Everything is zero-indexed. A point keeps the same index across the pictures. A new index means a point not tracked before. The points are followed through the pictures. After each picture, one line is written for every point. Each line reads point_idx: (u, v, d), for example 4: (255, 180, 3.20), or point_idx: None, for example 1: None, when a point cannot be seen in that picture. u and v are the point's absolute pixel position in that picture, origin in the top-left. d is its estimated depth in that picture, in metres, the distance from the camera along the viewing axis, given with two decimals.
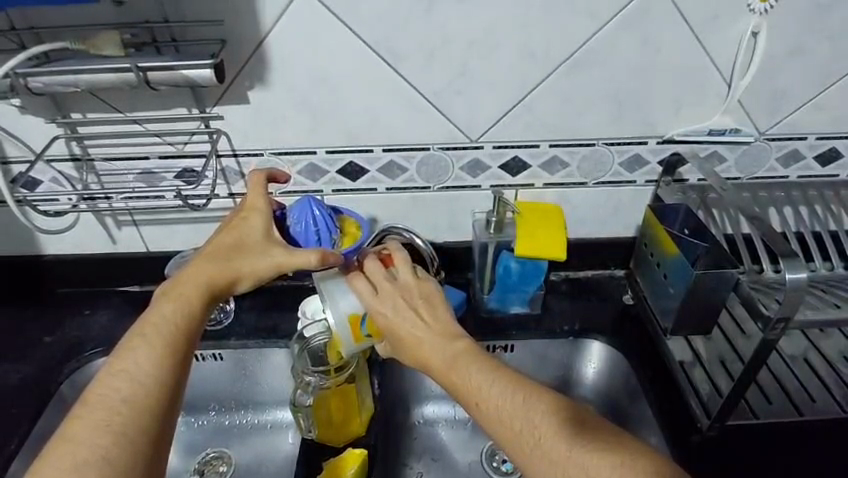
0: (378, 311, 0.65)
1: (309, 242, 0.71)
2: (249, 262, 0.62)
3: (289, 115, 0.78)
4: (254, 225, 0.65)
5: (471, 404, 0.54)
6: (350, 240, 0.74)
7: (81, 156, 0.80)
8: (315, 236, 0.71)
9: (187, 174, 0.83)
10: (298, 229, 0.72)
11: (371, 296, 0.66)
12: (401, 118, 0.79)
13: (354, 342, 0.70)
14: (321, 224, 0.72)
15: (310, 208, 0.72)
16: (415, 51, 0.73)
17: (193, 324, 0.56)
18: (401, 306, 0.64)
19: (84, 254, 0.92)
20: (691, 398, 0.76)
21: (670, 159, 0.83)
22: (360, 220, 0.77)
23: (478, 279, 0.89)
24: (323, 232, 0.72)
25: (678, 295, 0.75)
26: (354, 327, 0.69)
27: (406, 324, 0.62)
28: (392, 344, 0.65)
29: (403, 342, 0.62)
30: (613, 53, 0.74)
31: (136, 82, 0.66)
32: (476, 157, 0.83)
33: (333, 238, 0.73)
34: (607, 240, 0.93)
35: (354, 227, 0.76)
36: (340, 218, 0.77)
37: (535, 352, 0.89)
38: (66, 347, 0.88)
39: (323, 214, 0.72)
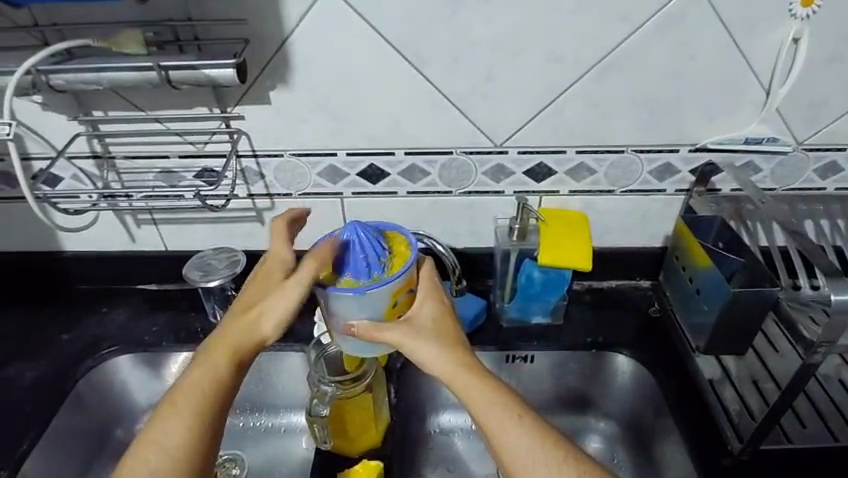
0: (424, 299, 0.59)
1: (358, 274, 0.56)
2: (269, 315, 0.56)
3: (310, 116, 0.77)
4: (276, 277, 0.59)
5: (511, 417, 0.51)
6: (402, 263, 0.58)
7: (102, 154, 0.80)
8: (362, 265, 0.56)
9: (207, 173, 0.82)
10: (344, 258, 0.57)
11: (425, 280, 0.61)
12: (424, 121, 0.77)
13: (379, 298, 0.56)
14: (368, 249, 0.57)
15: (355, 234, 0.57)
16: (439, 52, 0.71)
17: (223, 386, 0.53)
18: (444, 309, 0.59)
19: (103, 251, 0.92)
20: (722, 420, 0.73)
21: (704, 167, 0.80)
22: (410, 237, 0.61)
23: (498, 288, 0.87)
24: (371, 257, 0.57)
25: (713, 310, 0.71)
26: (397, 289, 0.57)
27: (445, 324, 0.58)
28: (418, 332, 0.56)
29: (439, 336, 0.56)
30: (647, 58, 0.71)
31: (159, 81, 0.65)
32: (500, 162, 0.81)
33: (381, 262, 0.57)
34: (634, 249, 0.89)
35: (405, 244, 0.60)
36: (387, 236, 0.61)
37: (555, 363, 0.86)
38: (83, 344, 0.88)
39: (368, 236, 0.57)
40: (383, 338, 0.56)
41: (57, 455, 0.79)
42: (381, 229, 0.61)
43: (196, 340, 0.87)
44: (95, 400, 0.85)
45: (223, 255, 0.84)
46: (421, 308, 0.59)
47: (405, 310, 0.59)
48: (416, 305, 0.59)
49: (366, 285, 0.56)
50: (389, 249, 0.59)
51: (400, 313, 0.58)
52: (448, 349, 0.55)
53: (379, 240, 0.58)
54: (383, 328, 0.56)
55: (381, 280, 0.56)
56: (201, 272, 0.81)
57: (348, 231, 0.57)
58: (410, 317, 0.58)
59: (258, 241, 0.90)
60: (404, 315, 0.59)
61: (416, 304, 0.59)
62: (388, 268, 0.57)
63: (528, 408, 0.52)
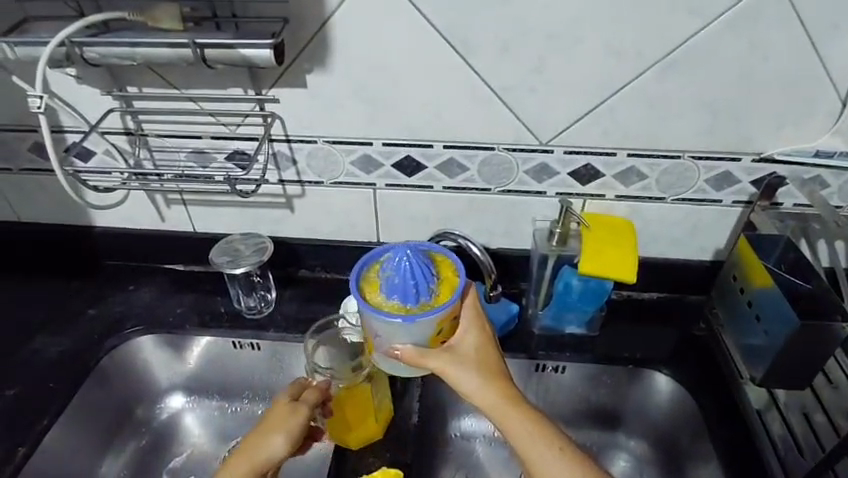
0: (467, 325, 0.58)
1: (406, 300, 0.54)
2: (275, 440, 0.60)
3: (347, 103, 0.73)
4: (279, 422, 0.61)
5: (551, 452, 0.52)
6: (450, 290, 0.56)
7: (135, 131, 0.79)
8: (411, 291, 0.54)
9: (239, 156, 0.80)
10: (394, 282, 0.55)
11: (469, 305, 0.59)
12: (466, 113, 0.72)
13: (426, 325, 0.54)
14: (418, 275, 0.55)
15: (406, 259, 0.55)
16: (488, 40, 0.66)
17: None
18: (486, 336, 0.58)
19: (132, 228, 0.91)
20: (767, 450, 0.69)
21: (770, 178, 0.74)
22: (458, 261, 0.59)
23: (533, 293, 0.83)
24: (420, 284, 0.55)
25: (775, 339, 0.67)
26: (444, 318, 0.55)
27: (487, 352, 0.57)
28: (462, 362, 0.55)
29: (483, 367, 0.56)
30: (715, 57, 0.65)
31: (193, 59, 0.63)
32: (544, 161, 0.76)
33: (429, 289, 0.55)
34: (680, 262, 0.84)
35: (452, 270, 0.58)
36: (436, 259, 0.59)
37: (587, 377, 0.82)
38: (108, 321, 0.87)
39: (418, 262, 0.55)
40: (427, 365, 0.55)
41: (75, 434, 0.80)
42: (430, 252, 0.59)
43: (219, 326, 0.86)
44: (115, 379, 0.86)
45: (245, 244, 0.83)
46: (464, 335, 0.57)
47: (447, 337, 0.57)
48: (459, 331, 0.58)
49: (414, 312, 0.54)
50: (438, 275, 0.57)
51: (444, 340, 0.57)
52: (492, 382, 0.55)
53: (428, 266, 0.56)
54: (428, 355, 0.55)
55: (429, 308, 0.54)
56: (229, 259, 0.80)
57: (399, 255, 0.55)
58: (453, 343, 0.57)
59: (286, 228, 0.88)
60: (447, 341, 0.57)
61: (459, 330, 0.58)
62: (437, 295, 0.55)
63: (566, 441, 0.53)
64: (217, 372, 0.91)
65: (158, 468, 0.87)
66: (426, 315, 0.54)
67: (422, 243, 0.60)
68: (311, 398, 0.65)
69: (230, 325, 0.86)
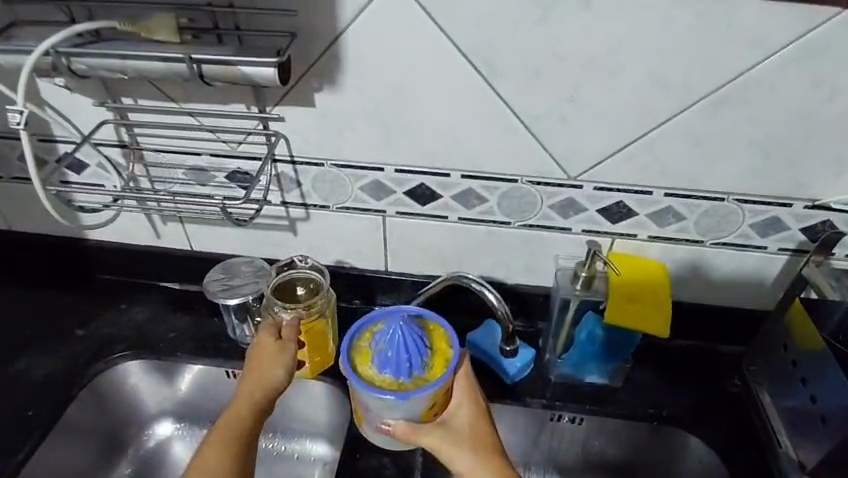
0: (461, 399, 0.58)
1: (399, 374, 0.56)
2: (269, 370, 0.63)
3: (359, 125, 0.67)
4: (268, 353, 0.65)
5: None
6: (444, 363, 0.58)
7: (129, 144, 0.73)
8: (404, 366, 0.56)
9: (239, 176, 0.74)
10: (388, 356, 0.57)
11: (462, 377, 0.59)
12: (489, 142, 0.66)
13: (419, 400, 0.56)
14: (411, 349, 0.57)
15: (400, 334, 0.57)
16: (517, 65, 0.60)
17: (246, 447, 0.59)
18: (478, 409, 0.57)
19: (125, 243, 0.86)
20: None
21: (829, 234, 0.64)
22: (450, 330, 0.61)
23: (550, 336, 0.75)
24: (413, 358, 0.57)
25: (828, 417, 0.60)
26: (438, 391, 0.56)
27: (479, 426, 0.56)
28: (456, 438, 0.55)
29: (477, 443, 0.55)
30: (773, 93, 0.58)
31: (189, 75, 0.57)
32: (572, 196, 0.69)
33: (422, 362, 0.57)
34: (716, 311, 0.76)
35: (445, 340, 0.60)
36: (429, 328, 0.61)
37: (606, 432, 0.75)
38: (96, 342, 0.82)
39: (411, 335, 0.57)
40: (421, 442, 0.56)
41: (54, 466, 0.75)
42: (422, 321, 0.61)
43: (212, 353, 0.81)
44: (100, 406, 0.81)
45: (246, 267, 0.78)
46: (458, 409, 0.58)
47: (441, 410, 0.58)
48: (451, 405, 0.58)
49: (408, 387, 0.56)
50: (430, 347, 0.59)
51: (436, 414, 0.58)
52: (487, 458, 0.53)
53: (421, 339, 0.58)
54: (421, 431, 0.56)
55: (423, 382, 0.56)
56: (223, 285, 0.75)
57: (393, 330, 0.57)
58: (445, 417, 0.57)
59: (288, 252, 0.81)
60: (441, 415, 0.58)
61: (453, 404, 0.58)
62: (430, 368, 0.57)
63: None
64: (209, 399, 0.85)
65: None
66: (421, 390, 0.55)
67: (415, 312, 0.62)
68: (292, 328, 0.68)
69: (224, 353, 0.81)
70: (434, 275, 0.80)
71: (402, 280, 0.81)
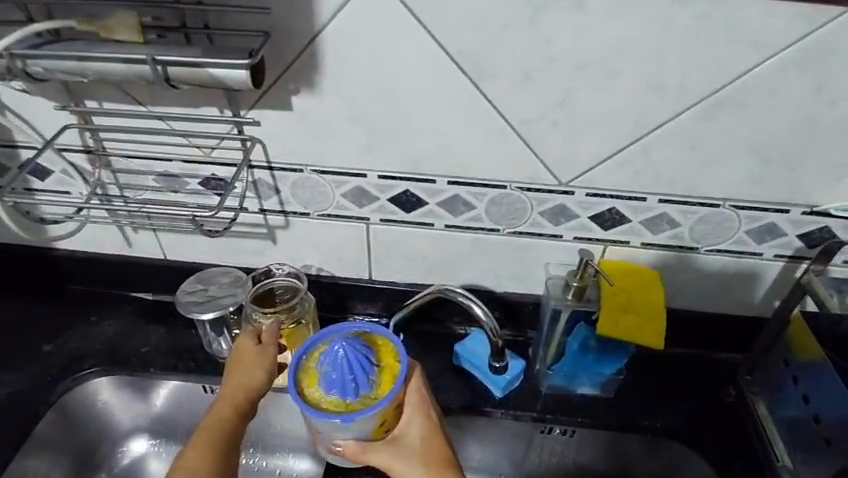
0: (412, 415, 0.57)
1: (345, 395, 0.53)
2: (250, 371, 0.61)
3: (340, 129, 0.63)
4: (248, 354, 0.62)
5: None
6: (392, 379, 0.55)
7: (95, 149, 0.69)
8: (350, 386, 0.53)
9: (213, 182, 0.70)
10: (332, 377, 0.54)
11: (413, 392, 0.58)
12: (476, 147, 0.63)
13: (367, 420, 0.53)
14: (356, 368, 0.54)
15: (343, 353, 0.54)
16: (506, 67, 0.57)
17: (225, 451, 0.56)
18: (430, 425, 0.57)
19: (95, 253, 0.82)
20: None
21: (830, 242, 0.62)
22: (399, 344, 0.58)
23: (540, 347, 0.73)
24: (359, 377, 0.54)
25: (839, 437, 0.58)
26: (386, 410, 0.54)
27: (432, 442, 0.56)
28: (406, 456, 0.55)
29: (428, 459, 0.54)
30: (773, 96, 0.56)
31: (154, 78, 0.53)
32: (563, 203, 0.66)
33: (369, 380, 0.54)
34: (709, 318, 0.74)
35: (394, 355, 0.57)
36: (375, 343, 0.58)
37: (599, 443, 0.73)
38: (65, 358, 0.78)
39: (355, 353, 0.54)
40: (370, 460, 0.55)
41: None
42: (369, 337, 0.58)
43: (187, 368, 0.77)
44: (71, 424, 0.77)
45: (223, 278, 0.74)
46: (409, 426, 0.57)
47: (391, 427, 0.56)
48: (403, 421, 0.57)
49: (354, 408, 0.53)
50: (378, 364, 0.56)
51: (387, 431, 0.56)
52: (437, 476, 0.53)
53: (367, 356, 0.55)
54: (370, 450, 0.55)
55: (370, 401, 0.53)
56: (201, 299, 0.71)
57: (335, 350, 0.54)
58: (397, 434, 0.56)
59: (268, 261, 0.78)
60: (391, 432, 0.56)
61: (403, 421, 0.57)
62: (378, 386, 0.54)
63: None
64: (186, 415, 0.82)
65: None
66: (368, 410, 0.53)
67: (361, 327, 0.59)
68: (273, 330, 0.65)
69: (201, 367, 0.77)
70: (420, 283, 0.77)
71: (387, 289, 0.77)
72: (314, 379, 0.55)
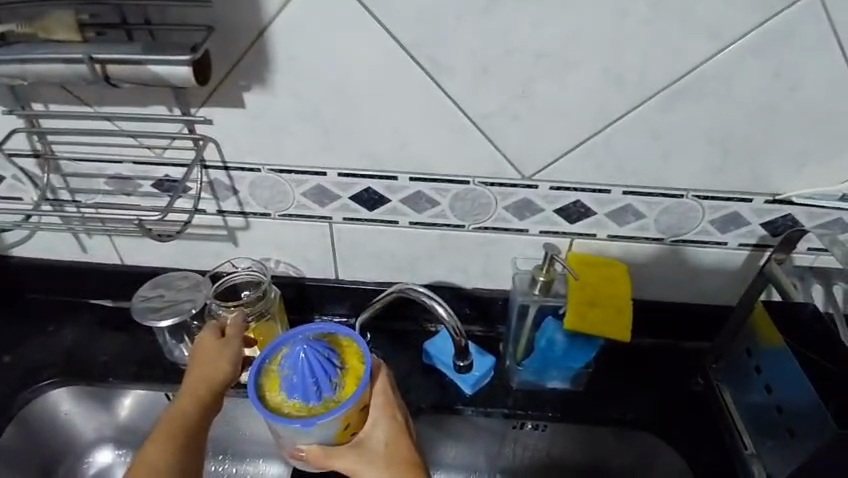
0: (378, 417, 0.56)
1: (307, 399, 0.52)
2: (214, 363, 0.59)
3: (295, 127, 0.61)
4: (210, 347, 0.61)
5: None
6: (356, 382, 0.54)
7: (43, 153, 0.66)
8: (312, 389, 0.52)
9: (168, 183, 0.67)
10: (294, 381, 0.52)
11: (379, 393, 0.57)
12: (437, 143, 0.61)
13: (330, 425, 0.52)
14: (318, 371, 0.52)
15: (304, 356, 0.52)
16: (463, 60, 0.55)
17: (188, 444, 0.52)
18: (397, 426, 0.56)
19: (51, 260, 0.79)
20: None
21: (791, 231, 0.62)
22: (364, 346, 0.56)
23: (510, 343, 0.72)
24: (321, 380, 0.52)
25: (802, 432, 0.57)
26: (350, 413, 0.53)
27: (400, 445, 0.55)
28: (371, 459, 0.54)
29: (394, 463, 0.54)
30: (731, 85, 0.55)
31: (93, 78, 0.51)
32: (527, 197, 0.65)
33: (332, 383, 0.53)
34: (678, 307, 0.74)
35: (358, 357, 0.56)
36: (340, 344, 0.56)
37: (571, 436, 0.73)
38: (21, 370, 0.75)
39: (317, 356, 0.52)
40: (334, 465, 0.54)
41: None
42: (333, 338, 0.56)
43: (149, 376, 0.74)
44: (31, 439, 0.74)
45: (183, 283, 0.71)
46: (374, 428, 0.56)
47: (356, 430, 0.55)
48: (368, 423, 0.56)
49: (317, 412, 0.51)
50: (342, 366, 0.54)
51: (352, 434, 0.54)
52: None
53: (330, 359, 0.53)
54: (334, 455, 0.53)
55: (333, 405, 0.52)
56: (162, 304, 0.69)
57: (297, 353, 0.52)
58: (362, 437, 0.55)
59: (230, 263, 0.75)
60: (356, 435, 0.55)
61: (369, 423, 0.56)
62: (341, 389, 0.53)
63: None
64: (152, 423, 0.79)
65: None
66: (330, 414, 0.51)
67: (326, 329, 0.57)
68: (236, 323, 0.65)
69: (165, 374, 0.74)
70: (388, 281, 0.75)
71: (354, 289, 0.76)
72: (277, 383, 0.53)
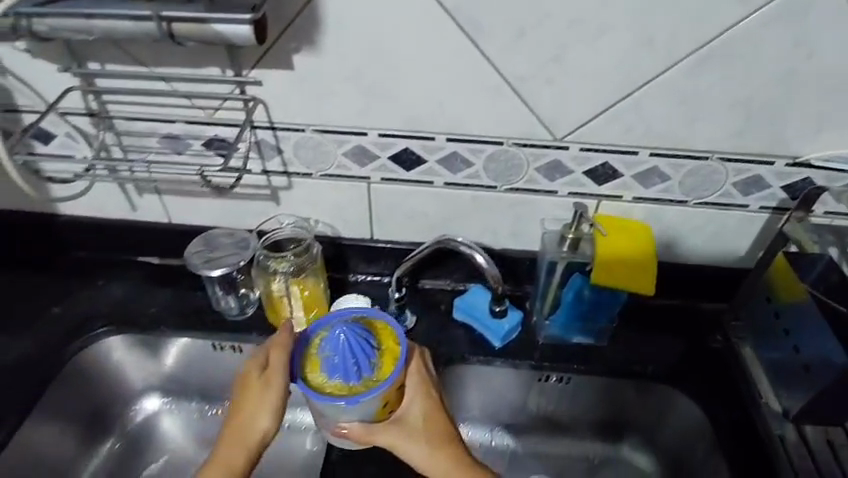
0: (414, 395, 0.60)
1: (348, 378, 0.57)
2: (256, 411, 0.59)
3: (339, 89, 0.65)
4: (256, 391, 0.60)
5: None
6: (391, 362, 0.59)
7: (99, 112, 0.70)
8: (352, 369, 0.57)
9: (217, 143, 0.71)
10: (335, 362, 0.58)
11: (414, 373, 0.61)
12: (473, 105, 0.65)
13: (369, 402, 0.57)
14: (357, 352, 0.58)
15: (344, 339, 0.58)
16: (503, 23, 0.58)
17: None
18: (433, 407, 0.60)
19: (100, 218, 0.83)
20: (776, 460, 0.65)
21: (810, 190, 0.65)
22: (397, 329, 0.62)
23: (538, 299, 0.76)
24: (360, 360, 0.58)
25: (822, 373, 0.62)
26: (387, 391, 0.58)
27: (436, 423, 0.60)
28: (410, 434, 0.59)
29: (431, 437, 0.59)
30: (757, 49, 0.58)
31: (159, 35, 0.54)
32: (558, 158, 0.68)
33: (370, 364, 0.58)
34: (699, 269, 0.77)
35: (393, 339, 0.61)
36: (376, 328, 0.62)
37: (593, 389, 0.77)
38: (75, 320, 0.80)
39: (355, 338, 0.58)
40: (377, 441, 0.59)
41: (37, 445, 0.74)
42: (369, 323, 0.62)
43: (195, 327, 0.79)
44: (84, 384, 0.79)
45: (226, 240, 0.76)
46: (411, 405, 0.60)
47: (393, 407, 0.60)
48: (405, 401, 0.60)
49: (357, 390, 0.57)
50: (379, 348, 0.60)
51: (390, 411, 0.59)
52: (439, 455, 0.58)
53: (367, 341, 0.59)
54: (375, 431, 0.58)
55: (371, 383, 0.57)
56: (205, 258, 0.74)
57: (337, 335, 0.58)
58: (400, 413, 0.60)
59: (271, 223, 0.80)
60: (394, 413, 0.60)
61: (406, 401, 0.60)
62: (378, 369, 0.58)
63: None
64: (196, 373, 0.84)
65: (133, 477, 0.82)
66: (370, 392, 0.57)
67: (362, 315, 0.63)
68: (281, 361, 0.60)
69: (211, 326, 0.79)
70: (420, 241, 0.79)
71: (389, 248, 0.80)
72: (320, 364, 0.59)
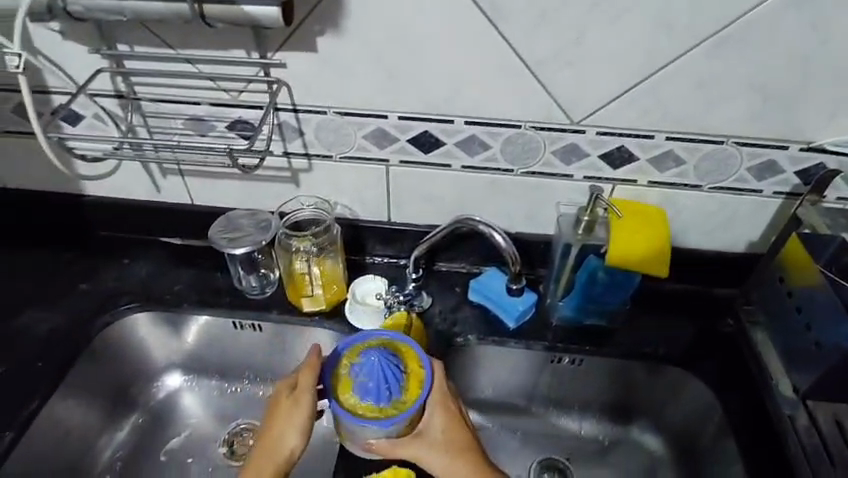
0: (434, 407, 0.61)
1: (378, 400, 0.59)
2: (285, 427, 0.62)
3: (361, 73, 0.66)
4: (285, 407, 0.62)
5: None
6: (418, 384, 0.61)
7: (127, 94, 0.72)
8: (384, 393, 0.58)
9: (241, 125, 0.73)
10: (367, 385, 0.59)
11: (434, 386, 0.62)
12: (492, 89, 0.66)
13: (400, 422, 0.58)
14: (389, 376, 0.59)
15: (378, 364, 0.59)
16: (523, 7, 0.60)
17: None
18: (452, 417, 0.62)
19: (124, 199, 0.85)
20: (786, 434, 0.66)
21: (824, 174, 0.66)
22: (420, 350, 0.63)
23: (552, 281, 0.78)
24: (392, 384, 0.59)
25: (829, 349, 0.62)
26: (416, 412, 0.59)
27: (454, 432, 0.61)
28: (432, 445, 0.60)
29: (451, 446, 0.60)
30: (774, 34, 0.59)
31: (191, 16, 0.56)
32: (574, 142, 0.69)
33: (399, 386, 0.60)
34: (711, 254, 0.79)
35: (417, 361, 0.62)
36: (400, 350, 0.63)
37: (604, 370, 0.78)
38: (101, 298, 0.82)
39: (387, 362, 0.59)
40: (401, 456, 0.60)
41: (65, 417, 0.76)
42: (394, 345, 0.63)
43: (217, 306, 0.81)
44: (109, 359, 0.82)
45: (247, 220, 0.78)
46: (432, 417, 0.61)
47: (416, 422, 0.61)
48: (425, 414, 0.61)
49: (389, 413, 0.58)
50: (405, 370, 0.61)
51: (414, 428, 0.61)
52: (460, 464, 0.59)
53: (397, 364, 0.60)
54: (399, 445, 0.60)
55: (402, 405, 0.59)
56: (227, 238, 0.75)
57: (370, 360, 0.59)
58: (422, 425, 0.61)
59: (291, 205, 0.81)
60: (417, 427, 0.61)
61: (427, 414, 0.61)
62: (407, 391, 0.60)
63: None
64: (216, 351, 0.87)
65: (157, 448, 0.84)
66: (402, 414, 0.58)
67: (386, 336, 0.64)
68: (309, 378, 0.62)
69: (231, 304, 0.81)
70: (437, 224, 0.81)
71: (406, 231, 0.81)
72: (350, 386, 0.60)
